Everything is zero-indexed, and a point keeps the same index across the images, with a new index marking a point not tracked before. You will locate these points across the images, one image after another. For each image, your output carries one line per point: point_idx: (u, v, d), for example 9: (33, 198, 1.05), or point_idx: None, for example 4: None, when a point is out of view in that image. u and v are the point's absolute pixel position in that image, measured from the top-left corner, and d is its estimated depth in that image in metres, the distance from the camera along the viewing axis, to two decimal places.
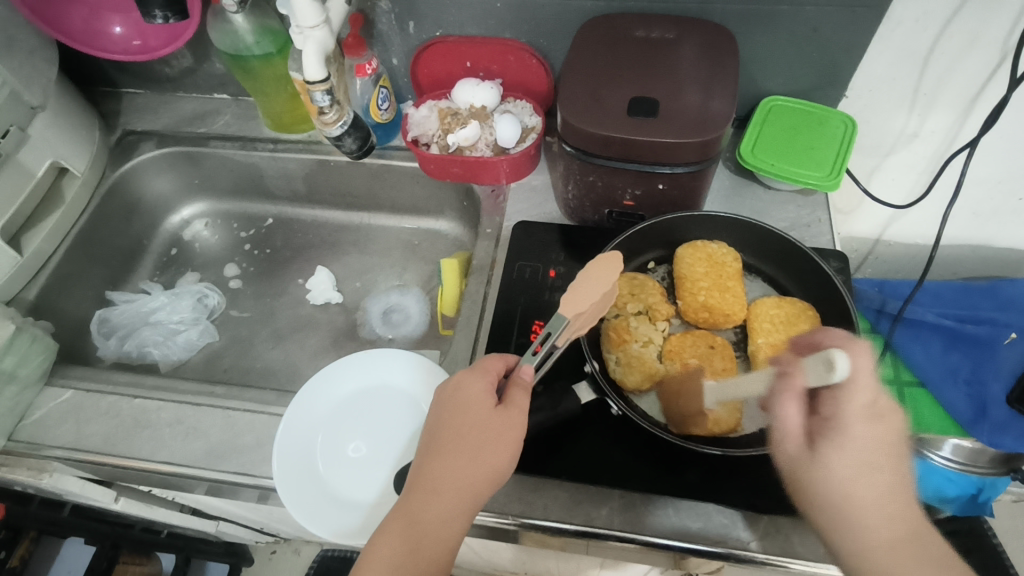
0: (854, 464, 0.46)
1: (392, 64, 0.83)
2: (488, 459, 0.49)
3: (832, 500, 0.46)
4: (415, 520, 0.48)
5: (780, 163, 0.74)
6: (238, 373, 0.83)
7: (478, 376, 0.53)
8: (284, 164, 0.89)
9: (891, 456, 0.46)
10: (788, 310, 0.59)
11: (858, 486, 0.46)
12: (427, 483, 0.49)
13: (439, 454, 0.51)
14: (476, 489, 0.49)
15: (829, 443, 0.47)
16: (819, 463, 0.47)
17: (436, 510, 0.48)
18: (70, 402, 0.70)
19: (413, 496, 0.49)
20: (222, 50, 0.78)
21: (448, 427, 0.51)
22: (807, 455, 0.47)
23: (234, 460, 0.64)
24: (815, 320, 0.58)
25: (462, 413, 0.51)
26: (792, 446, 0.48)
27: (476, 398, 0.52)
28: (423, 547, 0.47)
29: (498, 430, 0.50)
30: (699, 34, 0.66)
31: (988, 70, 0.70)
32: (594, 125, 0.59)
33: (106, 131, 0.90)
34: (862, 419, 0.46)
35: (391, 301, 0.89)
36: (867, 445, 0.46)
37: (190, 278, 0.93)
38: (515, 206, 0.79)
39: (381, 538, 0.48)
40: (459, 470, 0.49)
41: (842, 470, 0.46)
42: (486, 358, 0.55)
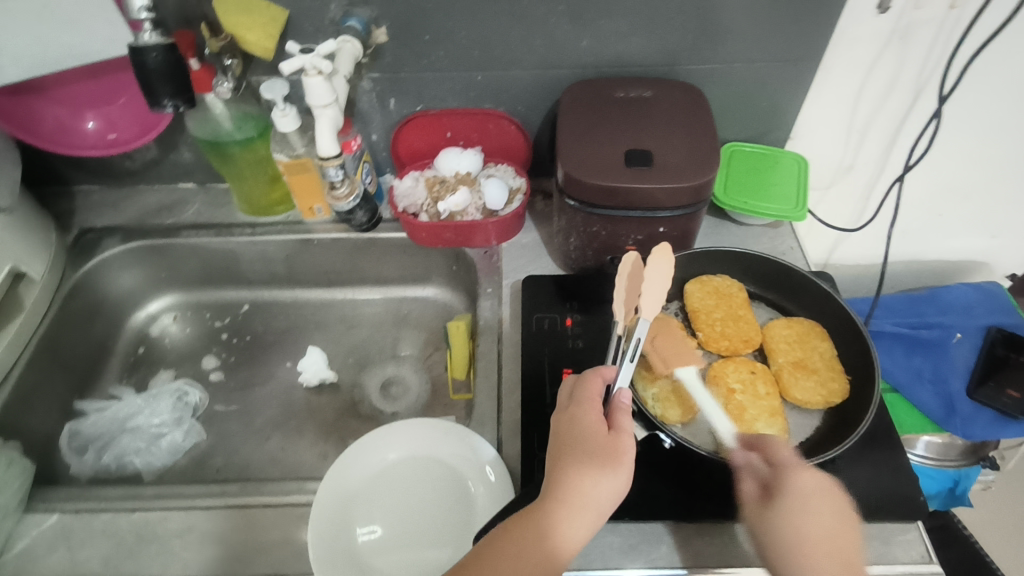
0: (810, 501, 0.48)
1: (372, 139, 0.85)
2: (602, 482, 0.48)
3: (782, 541, 0.47)
4: (539, 523, 0.47)
5: (751, 201, 0.80)
6: (233, 471, 0.77)
7: (592, 406, 0.53)
8: (263, 248, 0.87)
9: (825, 502, 0.49)
10: (798, 330, 0.65)
11: (807, 528, 0.47)
12: (552, 491, 0.49)
13: (561, 466, 0.50)
14: (594, 506, 0.48)
15: (780, 493, 0.49)
16: (793, 494, 0.49)
17: (560, 518, 0.47)
18: (54, 528, 0.62)
19: (543, 501, 0.49)
20: (200, 137, 0.77)
21: (568, 446, 0.51)
22: (760, 509, 0.50)
23: (259, 563, 0.59)
24: (824, 336, 0.64)
25: (579, 435, 0.51)
26: (751, 505, 0.51)
27: (589, 423, 0.52)
28: (546, 548, 0.46)
29: (609, 454, 0.50)
30: (672, 92, 0.72)
31: (907, 104, 0.81)
32: (598, 179, 0.63)
33: (62, 231, 0.85)
34: (807, 491, 0.49)
35: (388, 374, 0.87)
36: (816, 489, 0.49)
37: (164, 376, 0.87)
38: (511, 264, 0.81)
39: (506, 533, 0.48)
40: (578, 487, 0.48)
41: (792, 520, 0.48)
42: (586, 384, 0.54)
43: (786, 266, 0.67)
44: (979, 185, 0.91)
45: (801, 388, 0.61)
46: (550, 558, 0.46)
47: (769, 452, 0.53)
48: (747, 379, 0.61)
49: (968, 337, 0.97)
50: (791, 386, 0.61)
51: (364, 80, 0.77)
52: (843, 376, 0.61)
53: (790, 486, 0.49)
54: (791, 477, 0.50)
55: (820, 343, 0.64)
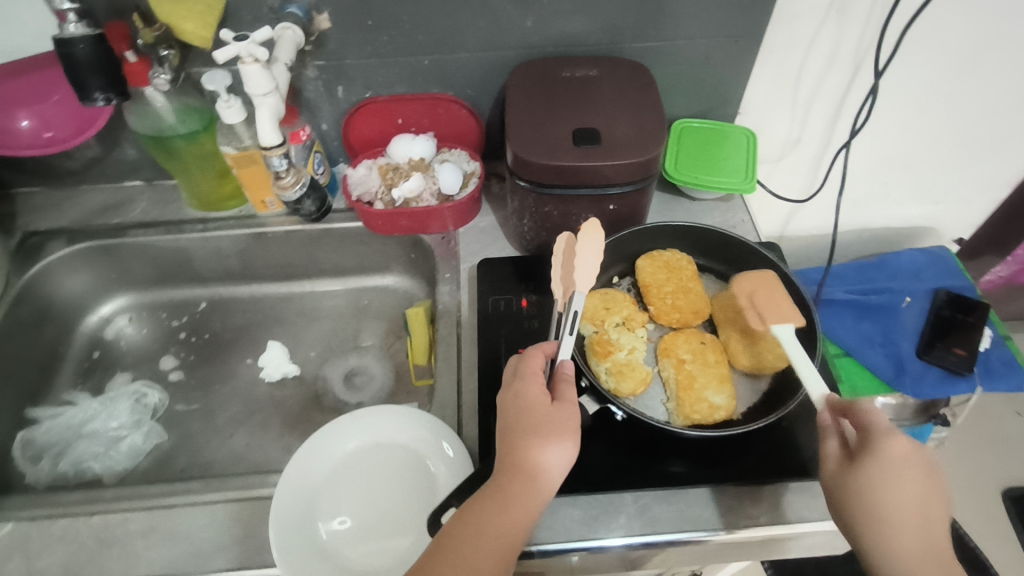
0: (901, 466, 0.46)
1: (321, 129, 0.84)
2: (551, 451, 0.50)
3: (864, 508, 0.46)
4: (497, 496, 0.48)
5: (701, 176, 0.82)
6: (196, 470, 0.76)
7: (534, 381, 0.54)
8: (216, 244, 0.86)
9: (913, 473, 0.46)
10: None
11: (892, 500, 0.45)
12: (506, 466, 0.50)
13: (512, 441, 0.51)
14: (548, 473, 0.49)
15: (869, 461, 0.46)
16: (876, 463, 0.46)
17: (519, 489, 0.48)
18: (10, 537, 0.61)
19: (497, 476, 0.49)
20: (142, 133, 0.75)
21: (516, 421, 0.52)
22: (844, 473, 0.47)
23: (223, 558, 0.59)
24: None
25: (524, 409, 0.52)
26: (832, 465, 0.49)
27: (533, 397, 0.53)
28: (508, 518, 0.47)
29: (555, 424, 0.51)
30: (617, 70, 0.73)
31: (848, 78, 0.82)
32: (547, 158, 0.64)
33: (4, 235, 0.82)
34: (900, 455, 0.46)
35: (351, 364, 0.87)
36: (910, 455, 0.46)
37: (121, 378, 0.85)
38: (468, 248, 0.81)
39: (468, 511, 0.48)
40: (528, 459, 0.49)
41: (879, 488, 0.46)
42: (527, 360, 0.56)
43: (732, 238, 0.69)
44: (921, 153, 0.94)
45: (748, 354, 0.63)
46: (515, 528, 0.47)
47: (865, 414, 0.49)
48: (696, 349, 0.62)
49: (916, 300, 1.02)
50: (738, 353, 0.63)
51: (309, 68, 0.76)
52: None
53: (882, 454, 0.46)
54: (883, 442, 0.47)
55: None
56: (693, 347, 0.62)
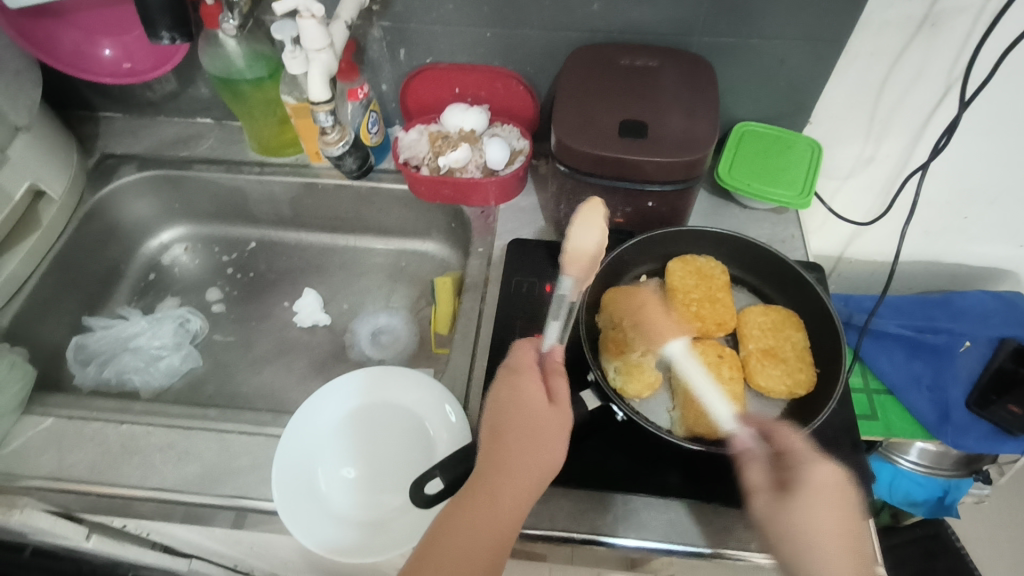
0: (829, 491, 0.47)
1: (381, 89, 0.85)
2: (542, 451, 0.50)
3: (800, 531, 0.46)
4: (490, 494, 0.48)
5: (755, 183, 0.78)
6: (223, 398, 0.81)
7: (530, 376, 0.55)
8: (270, 188, 0.89)
9: (841, 502, 0.47)
10: (774, 317, 0.65)
11: (830, 526, 0.46)
12: (496, 463, 0.50)
13: (504, 439, 0.51)
14: (539, 472, 0.50)
15: (796, 486, 0.48)
16: (801, 487, 0.48)
17: (510, 489, 0.48)
18: (51, 430, 0.67)
19: (487, 473, 0.49)
20: (213, 74, 0.78)
21: (508, 418, 0.52)
22: (778, 500, 0.48)
23: (228, 484, 0.63)
24: (800, 325, 0.64)
25: (520, 403, 0.53)
26: (764, 493, 0.49)
27: (527, 396, 0.53)
28: (500, 518, 0.47)
29: (549, 423, 0.52)
30: (680, 63, 0.70)
31: (935, 100, 0.76)
32: (589, 146, 0.62)
33: (84, 155, 0.88)
34: (823, 482, 0.48)
35: (379, 322, 0.89)
36: (834, 483, 0.48)
37: (170, 303, 0.91)
38: (505, 226, 0.81)
39: (457, 509, 0.48)
40: (524, 454, 0.50)
41: (813, 514, 0.46)
42: (521, 354, 0.57)
43: (772, 253, 0.66)
44: (1008, 189, 0.86)
45: (766, 376, 0.62)
46: (506, 527, 0.47)
47: (782, 442, 0.52)
48: (711, 362, 0.62)
49: (976, 346, 0.94)
50: (756, 372, 0.62)
51: (375, 28, 0.77)
52: (810, 367, 0.62)
53: (806, 480, 0.48)
54: (805, 469, 0.49)
55: (795, 332, 0.64)
56: (710, 359, 0.62)
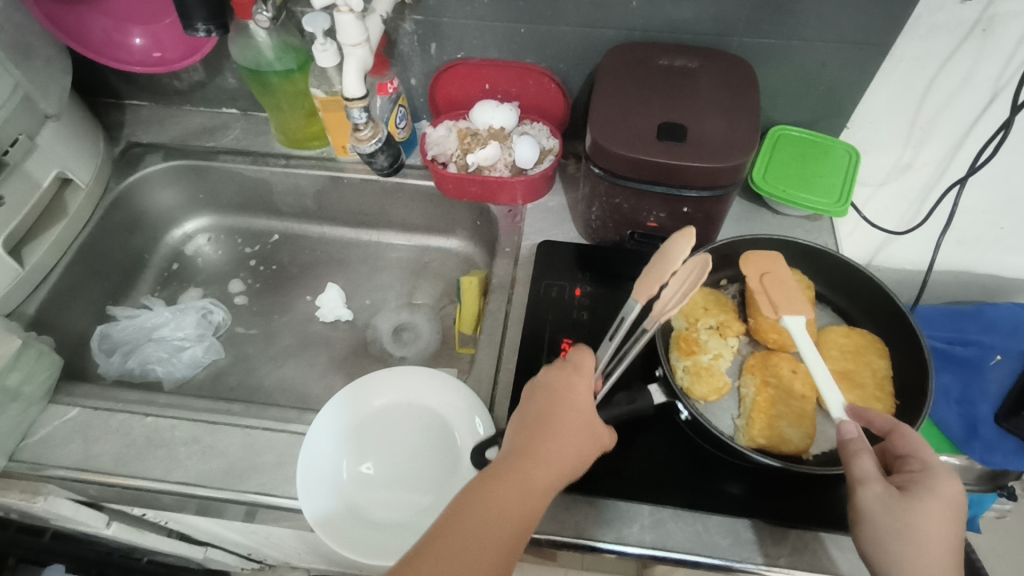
0: (945, 504, 0.46)
1: (410, 83, 0.84)
2: (579, 455, 0.50)
3: (906, 533, 0.46)
4: (527, 480, 0.48)
5: (791, 189, 0.77)
6: (245, 392, 0.81)
7: (587, 379, 0.53)
8: (295, 180, 0.89)
9: (958, 516, 0.47)
10: (857, 341, 0.63)
11: (937, 535, 0.46)
12: (541, 452, 0.49)
13: (550, 431, 0.50)
14: (570, 473, 0.50)
15: (926, 492, 0.47)
16: (926, 497, 0.46)
17: (545, 480, 0.48)
18: (76, 421, 0.67)
19: (527, 458, 0.49)
20: (242, 64, 0.77)
21: (557, 411, 0.51)
22: (893, 497, 0.47)
23: (253, 480, 0.63)
24: (883, 353, 0.62)
25: (567, 403, 0.52)
26: (875, 485, 0.47)
27: (581, 397, 0.52)
28: (529, 505, 0.47)
29: (591, 430, 0.52)
30: (719, 65, 0.69)
31: (982, 105, 0.74)
32: (626, 149, 0.61)
33: (110, 143, 0.88)
34: (950, 494, 0.47)
35: (401, 319, 0.89)
36: (950, 497, 0.47)
37: (193, 293, 0.91)
38: (533, 226, 0.80)
39: (493, 484, 0.47)
40: (555, 456, 0.49)
41: (927, 521, 0.46)
42: (581, 356, 0.55)
43: (868, 277, 0.64)
44: None
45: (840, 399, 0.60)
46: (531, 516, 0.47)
47: (910, 444, 0.50)
48: (784, 375, 0.60)
49: (1008, 360, 0.93)
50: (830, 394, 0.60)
51: (406, 22, 0.76)
52: (890, 398, 0.59)
53: (940, 491, 0.47)
54: (939, 480, 0.47)
55: (876, 359, 0.62)
56: (783, 372, 0.60)
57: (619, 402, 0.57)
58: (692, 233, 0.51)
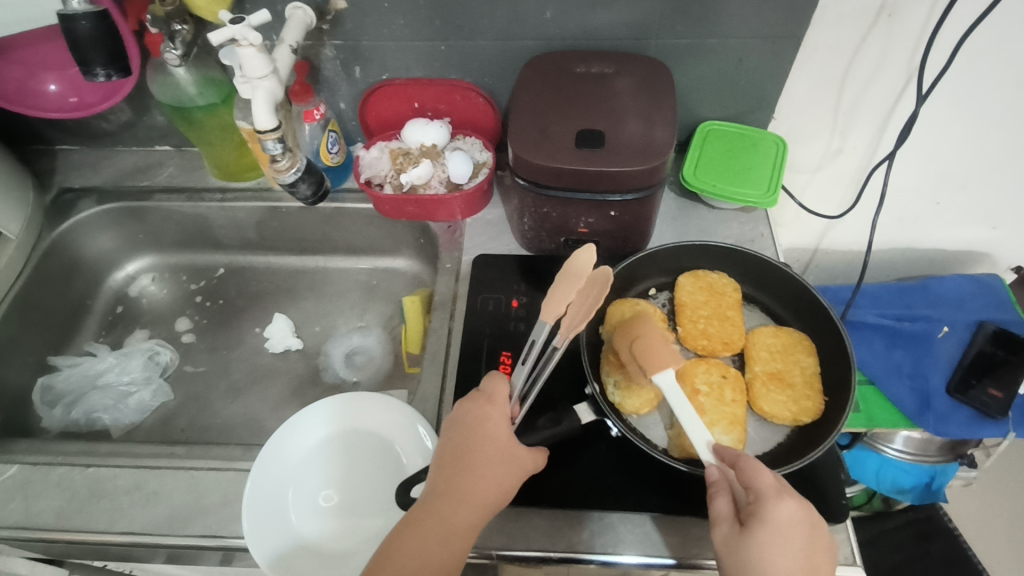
0: (783, 528, 0.44)
1: (339, 108, 0.84)
2: (499, 485, 0.50)
3: (750, 573, 0.44)
4: (444, 521, 0.47)
5: (721, 183, 0.78)
6: (196, 431, 0.80)
7: (500, 407, 0.53)
8: (233, 213, 0.88)
9: (802, 536, 0.45)
10: (785, 340, 0.63)
11: (782, 565, 0.44)
12: (457, 491, 0.49)
13: (467, 467, 0.50)
14: (491, 506, 0.49)
15: (759, 525, 0.45)
16: (761, 527, 0.45)
17: (463, 518, 0.48)
18: (15, 478, 0.66)
19: (444, 499, 0.48)
20: (164, 102, 0.77)
21: (473, 444, 0.51)
22: (735, 538, 0.45)
23: (199, 523, 0.62)
24: (810, 350, 0.62)
25: (483, 431, 0.52)
26: (723, 527, 0.46)
27: (497, 426, 0.52)
28: (449, 548, 0.46)
29: (510, 459, 0.51)
30: (635, 69, 0.69)
31: (899, 87, 0.76)
32: (546, 159, 0.61)
33: (41, 191, 0.86)
34: (787, 514, 0.45)
35: (353, 343, 0.88)
36: (794, 519, 0.45)
37: (139, 335, 0.90)
38: (472, 240, 0.80)
39: (409, 530, 0.47)
40: (474, 488, 0.49)
41: (767, 555, 0.44)
42: (494, 384, 0.55)
43: (791, 275, 0.64)
44: (976, 172, 0.86)
45: (771, 401, 0.60)
46: (453, 558, 0.46)
47: (746, 473, 0.48)
48: (714, 382, 0.60)
49: (955, 331, 0.94)
50: (760, 396, 0.60)
51: (327, 48, 0.76)
52: (819, 396, 0.60)
53: (770, 520, 0.45)
54: (772, 505, 0.45)
55: (804, 357, 0.62)
56: (713, 379, 0.60)
57: (543, 426, 0.56)
58: (592, 247, 0.52)
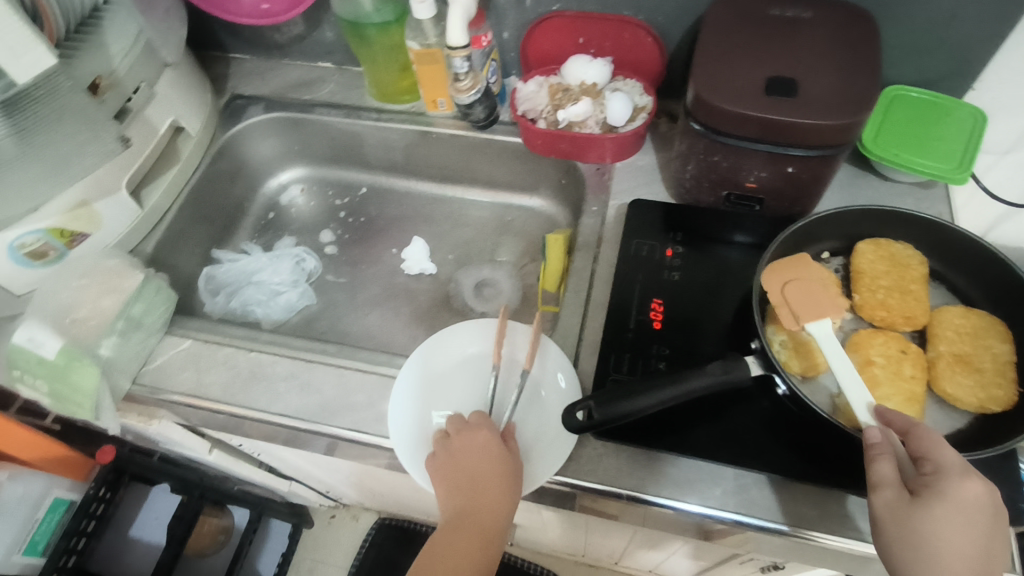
0: (966, 507, 0.44)
1: (503, 37, 0.83)
2: (502, 500, 0.56)
3: (923, 544, 0.43)
4: (473, 531, 0.56)
5: (904, 154, 0.72)
6: (336, 336, 0.85)
7: (482, 433, 0.58)
8: (386, 134, 0.90)
9: (982, 519, 0.44)
10: (975, 323, 0.59)
11: (956, 540, 0.43)
12: (477, 513, 0.56)
13: (472, 495, 0.56)
14: (505, 513, 0.56)
15: (936, 497, 0.44)
16: (942, 502, 0.44)
17: (486, 521, 0.56)
18: (188, 351, 0.72)
19: (469, 520, 0.56)
20: (341, 17, 0.80)
21: (464, 469, 0.57)
22: (906, 506, 0.45)
23: (347, 417, 0.66)
24: (1006, 336, 0.57)
25: (473, 459, 0.57)
26: (888, 492, 0.45)
27: (477, 448, 0.57)
28: (481, 551, 0.56)
29: (503, 472, 0.57)
30: (835, 16, 0.64)
31: None
32: (731, 103, 0.59)
33: (216, 94, 0.92)
34: (971, 494, 0.44)
35: (483, 275, 0.90)
36: (978, 500, 0.44)
37: (287, 241, 0.95)
38: (622, 185, 0.79)
39: (444, 541, 0.56)
40: (486, 508, 0.56)
41: (942, 527, 0.44)
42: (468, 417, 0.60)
43: (993, 255, 0.59)
44: None
45: (956, 384, 0.56)
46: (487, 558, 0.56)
47: (923, 446, 0.47)
48: (892, 355, 0.57)
49: None
50: (942, 377, 0.57)
51: None
52: (1012, 384, 0.55)
53: (952, 494, 0.44)
54: (956, 482, 0.44)
55: (998, 342, 0.57)
56: (890, 352, 0.57)
57: (713, 370, 0.53)
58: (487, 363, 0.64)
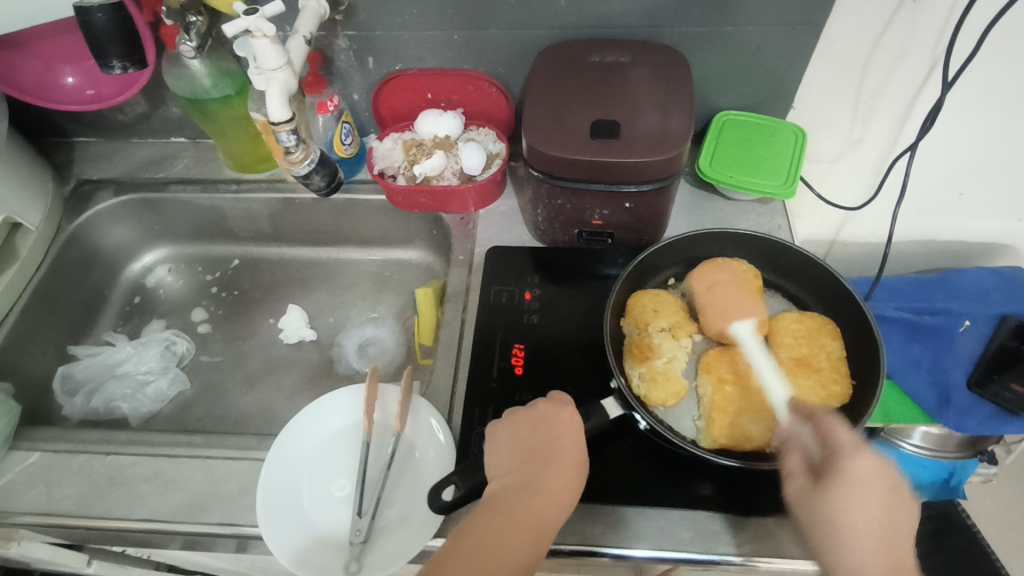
0: (865, 480, 0.49)
1: (352, 99, 0.84)
2: (567, 481, 0.52)
3: (829, 523, 0.48)
4: (525, 510, 0.49)
5: (737, 175, 0.76)
6: (212, 421, 0.80)
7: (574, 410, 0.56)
8: (247, 205, 0.88)
9: (880, 488, 0.49)
10: (809, 325, 0.62)
11: (855, 514, 0.48)
12: (540, 486, 0.51)
13: (545, 465, 0.52)
14: (562, 502, 0.51)
15: (834, 478, 0.49)
16: (847, 481, 0.49)
17: (540, 505, 0.50)
18: (37, 464, 0.67)
19: (525, 495, 0.50)
20: (180, 94, 0.77)
21: (545, 440, 0.54)
22: (810, 489, 0.50)
23: (216, 510, 0.63)
24: (835, 334, 0.61)
25: (552, 433, 0.54)
26: (795, 482, 0.50)
27: (569, 426, 0.55)
28: (526, 532, 0.48)
29: (583, 456, 0.54)
30: (651, 57, 0.69)
31: (921, 76, 0.73)
32: (560, 149, 0.61)
33: (59, 182, 0.87)
34: (871, 468, 0.49)
35: (366, 334, 0.88)
36: (871, 473, 0.49)
37: (156, 326, 0.91)
38: (486, 232, 0.80)
39: (483, 518, 0.49)
40: (550, 484, 0.51)
41: (848, 504, 0.48)
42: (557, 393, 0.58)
43: (814, 261, 0.64)
44: (1004, 162, 0.82)
45: (799, 387, 0.59)
46: (530, 547, 0.48)
47: (826, 431, 0.52)
48: (740, 371, 0.59)
49: (976, 325, 0.90)
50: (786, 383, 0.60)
51: (340, 38, 0.76)
52: (846, 379, 0.59)
53: (850, 471, 0.49)
54: (846, 459, 0.50)
55: (830, 341, 0.61)
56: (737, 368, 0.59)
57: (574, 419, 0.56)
58: None
